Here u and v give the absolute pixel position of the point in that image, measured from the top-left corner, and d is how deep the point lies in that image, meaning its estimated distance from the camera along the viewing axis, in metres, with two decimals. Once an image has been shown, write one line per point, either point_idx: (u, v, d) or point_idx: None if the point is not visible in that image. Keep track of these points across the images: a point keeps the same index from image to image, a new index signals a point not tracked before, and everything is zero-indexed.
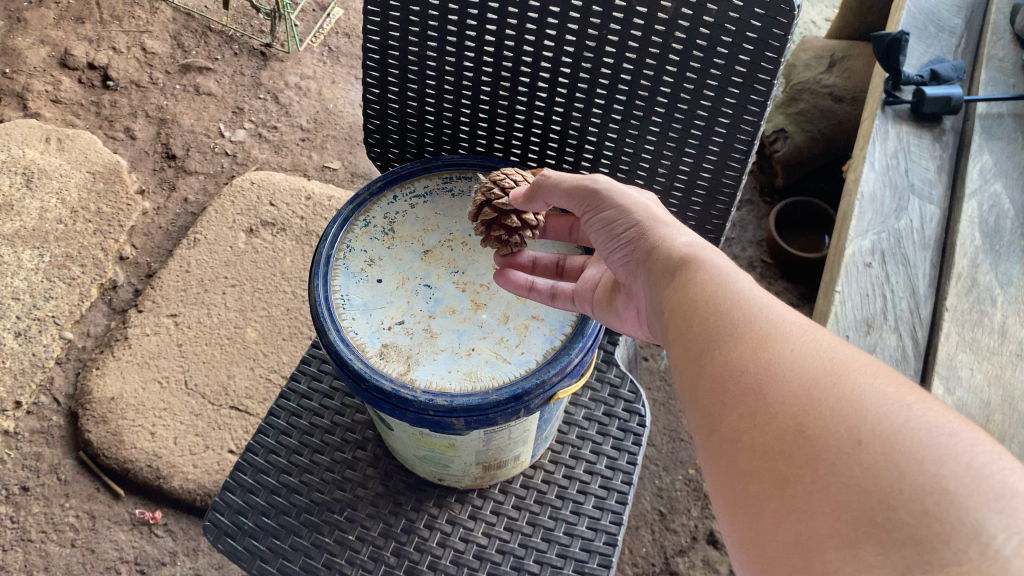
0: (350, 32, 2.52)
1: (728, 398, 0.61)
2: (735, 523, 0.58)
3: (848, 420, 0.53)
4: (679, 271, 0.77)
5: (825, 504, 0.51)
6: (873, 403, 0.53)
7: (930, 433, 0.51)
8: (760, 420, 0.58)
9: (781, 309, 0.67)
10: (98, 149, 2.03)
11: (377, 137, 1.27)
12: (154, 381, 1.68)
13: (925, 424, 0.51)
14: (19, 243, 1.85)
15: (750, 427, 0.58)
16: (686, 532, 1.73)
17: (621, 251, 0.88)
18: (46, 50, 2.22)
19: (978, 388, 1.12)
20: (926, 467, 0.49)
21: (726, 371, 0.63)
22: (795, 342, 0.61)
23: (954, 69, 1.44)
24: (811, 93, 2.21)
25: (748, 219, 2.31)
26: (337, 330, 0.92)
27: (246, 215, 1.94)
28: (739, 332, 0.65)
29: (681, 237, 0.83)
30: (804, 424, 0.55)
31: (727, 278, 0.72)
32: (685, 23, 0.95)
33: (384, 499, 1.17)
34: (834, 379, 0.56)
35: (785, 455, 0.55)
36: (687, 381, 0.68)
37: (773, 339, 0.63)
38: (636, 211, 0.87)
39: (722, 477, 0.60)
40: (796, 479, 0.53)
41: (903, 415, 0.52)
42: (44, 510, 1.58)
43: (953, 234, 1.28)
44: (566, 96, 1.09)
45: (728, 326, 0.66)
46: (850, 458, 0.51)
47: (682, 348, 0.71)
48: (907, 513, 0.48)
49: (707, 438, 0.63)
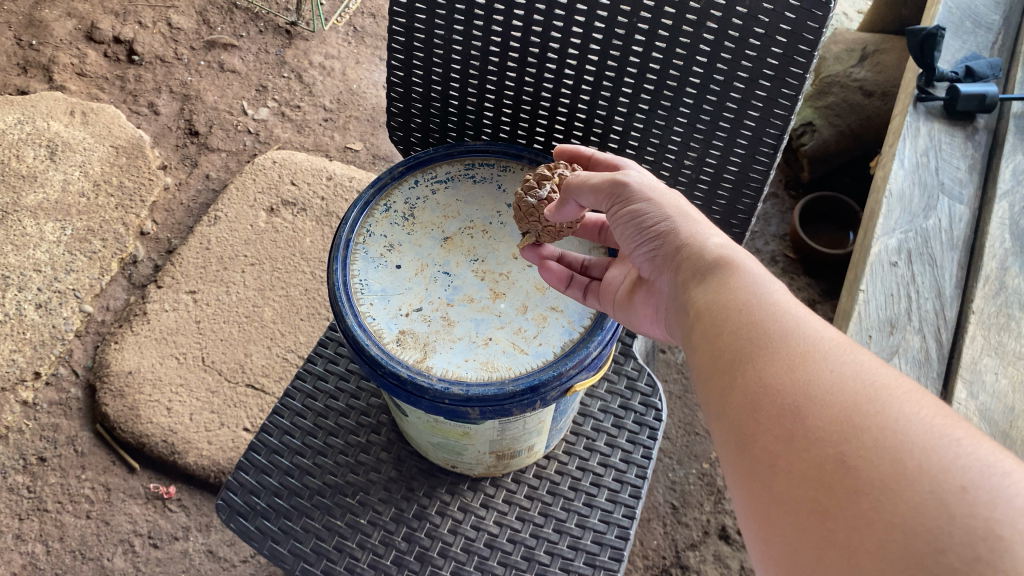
0: (375, 12, 2.50)
1: (763, 418, 0.60)
2: (768, 547, 0.57)
3: (893, 452, 0.52)
4: (710, 274, 0.75)
5: (870, 542, 0.50)
6: (918, 434, 0.52)
7: (980, 471, 0.49)
8: (798, 443, 0.57)
9: (817, 324, 0.65)
10: (122, 124, 2.03)
11: (400, 120, 1.26)
12: (171, 357, 1.69)
13: (974, 463, 0.50)
14: (42, 215, 1.86)
15: (787, 451, 0.57)
16: (698, 527, 1.72)
17: (648, 245, 0.85)
18: (72, 23, 2.23)
19: (1002, 394, 1.10)
20: (977, 509, 0.48)
21: (760, 389, 0.62)
22: (834, 360, 0.60)
23: (990, 67, 1.40)
24: (841, 86, 2.18)
25: (771, 212, 2.28)
26: (355, 315, 0.92)
27: (267, 193, 1.93)
28: (774, 348, 0.64)
29: (713, 236, 0.80)
30: (845, 453, 0.54)
31: (761, 288, 0.70)
32: (718, 14, 0.93)
33: (397, 485, 1.17)
34: (878, 407, 0.55)
35: (824, 484, 0.54)
36: (716, 396, 0.67)
37: (810, 357, 0.61)
38: (667, 206, 0.84)
39: (755, 497, 0.59)
40: (836, 511, 0.52)
41: (951, 451, 0.51)
42: (60, 481, 1.59)
43: (982, 235, 1.26)
44: (593, 84, 1.07)
45: (763, 340, 0.65)
46: (896, 493, 0.50)
47: (709, 360, 0.69)
48: (958, 558, 0.46)
49: (737, 456, 0.62)
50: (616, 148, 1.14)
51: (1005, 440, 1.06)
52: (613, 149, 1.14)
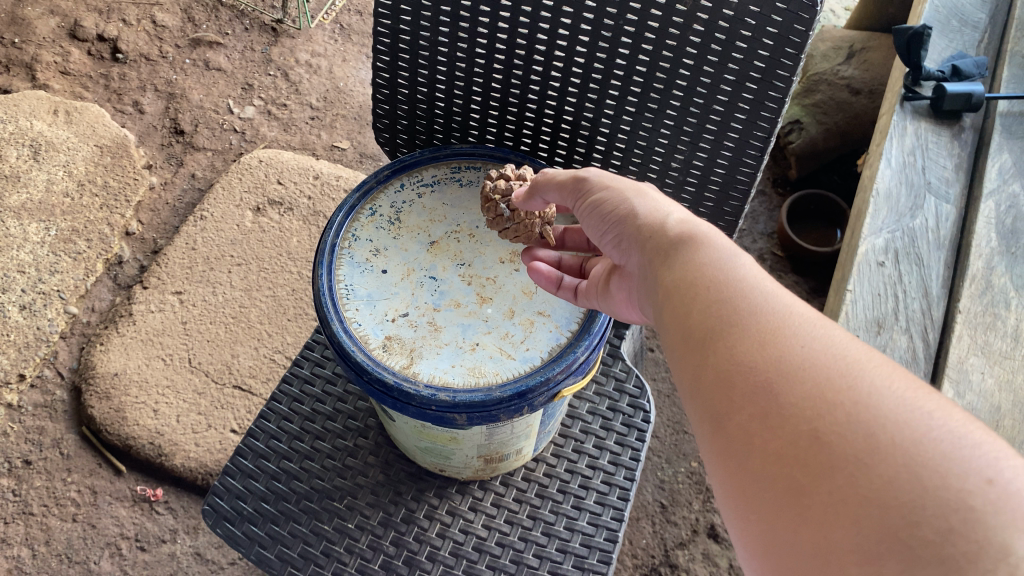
0: (362, 10, 2.48)
1: (735, 394, 0.59)
2: (744, 525, 0.56)
3: (866, 427, 0.51)
4: (676, 250, 0.74)
5: (846, 517, 0.49)
6: (891, 408, 0.51)
7: (953, 443, 0.49)
8: (771, 421, 0.55)
9: (788, 298, 0.64)
10: (106, 123, 2.01)
11: (386, 122, 1.25)
12: (157, 358, 1.68)
13: (945, 435, 0.49)
14: (25, 215, 1.84)
15: (761, 428, 0.56)
16: (687, 525, 1.73)
17: (611, 233, 0.83)
18: (56, 21, 2.20)
19: (989, 393, 1.10)
20: (949, 480, 0.47)
21: (731, 366, 0.60)
22: (805, 337, 0.59)
23: (976, 65, 1.41)
24: (828, 84, 2.18)
25: (759, 210, 2.29)
26: (340, 321, 0.91)
27: (253, 193, 1.92)
28: (746, 323, 0.62)
29: (674, 212, 0.79)
30: (819, 428, 0.52)
31: (729, 262, 0.69)
32: (705, 17, 0.93)
33: (385, 488, 1.16)
34: (850, 382, 0.54)
35: (799, 461, 0.53)
36: (687, 374, 0.65)
37: (782, 333, 0.60)
38: (626, 190, 0.83)
39: (730, 477, 0.58)
40: (812, 487, 0.51)
41: (924, 424, 0.50)
42: (46, 484, 1.58)
43: (968, 234, 1.26)
44: (579, 86, 1.07)
45: (735, 316, 0.63)
46: (870, 468, 0.49)
47: (680, 337, 0.68)
48: (932, 529, 0.46)
49: (711, 434, 0.60)
50: (603, 149, 1.14)
51: None
52: (601, 150, 1.14)
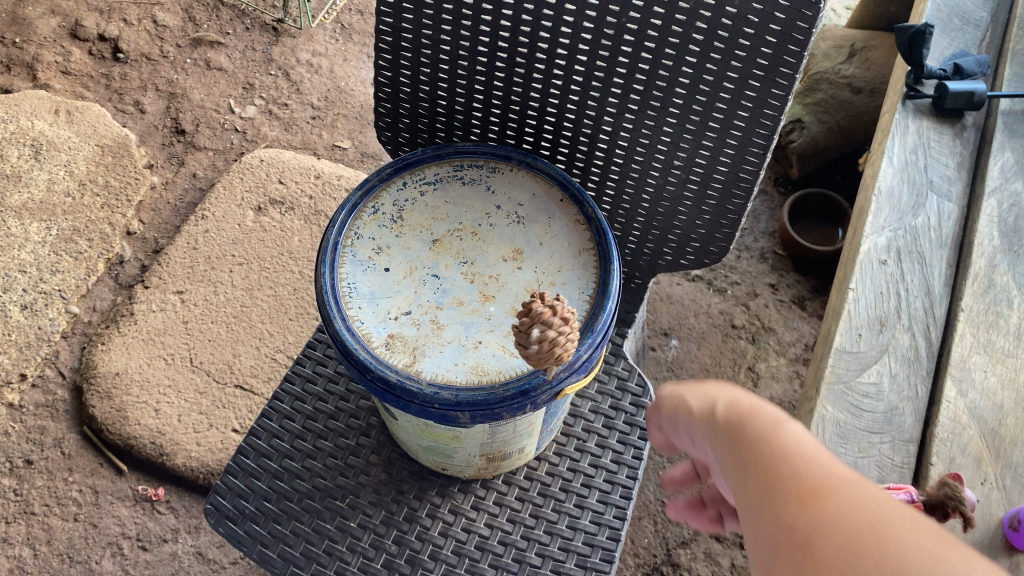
0: (363, 9, 2.48)
1: (741, 494, 0.54)
2: None
3: (852, 521, 0.46)
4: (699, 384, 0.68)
5: None
6: (883, 507, 0.46)
7: (936, 542, 0.43)
8: (765, 520, 0.51)
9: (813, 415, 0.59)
10: (107, 123, 2.01)
11: (388, 121, 1.24)
12: (159, 358, 1.67)
13: (929, 534, 0.44)
14: (26, 215, 1.84)
15: (757, 528, 0.51)
16: (689, 524, 1.73)
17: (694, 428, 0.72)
18: (57, 21, 2.20)
19: (992, 392, 1.10)
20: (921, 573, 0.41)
21: (740, 464, 0.56)
22: (815, 440, 0.54)
23: (977, 64, 1.42)
24: (830, 83, 2.18)
25: (760, 210, 2.29)
26: (343, 319, 0.91)
27: (255, 192, 1.92)
28: (758, 422, 0.58)
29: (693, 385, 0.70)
30: (807, 525, 0.48)
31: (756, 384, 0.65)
32: (707, 14, 0.93)
33: (387, 487, 1.16)
34: (847, 484, 0.49)
35: (784, 561, 0.47)
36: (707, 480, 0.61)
37: (788, 430, 0.56)
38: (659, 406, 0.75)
39: None
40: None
41: (908, 524, 0.44)
42: (47, 484, 1.58)
43: (971, 232, 1.26)
44: (582, 84, 1.07)
45: (749, 417, 0.59)
46: (847, 564, 0.44)
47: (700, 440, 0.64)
48: None
49: None
50: (606, 148, 1.14)
51: (994, 438, 1.06)
52: (603, 149, 1.14)
